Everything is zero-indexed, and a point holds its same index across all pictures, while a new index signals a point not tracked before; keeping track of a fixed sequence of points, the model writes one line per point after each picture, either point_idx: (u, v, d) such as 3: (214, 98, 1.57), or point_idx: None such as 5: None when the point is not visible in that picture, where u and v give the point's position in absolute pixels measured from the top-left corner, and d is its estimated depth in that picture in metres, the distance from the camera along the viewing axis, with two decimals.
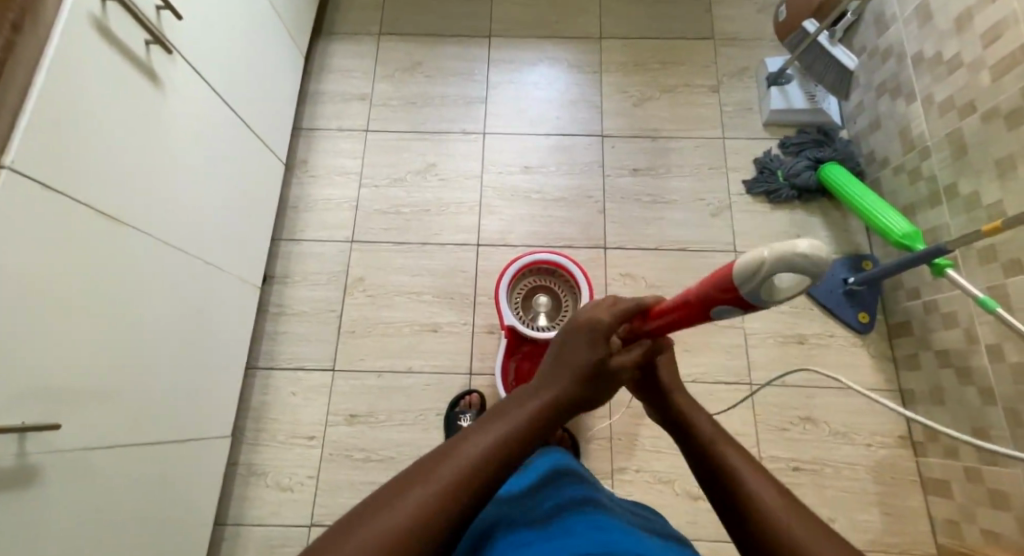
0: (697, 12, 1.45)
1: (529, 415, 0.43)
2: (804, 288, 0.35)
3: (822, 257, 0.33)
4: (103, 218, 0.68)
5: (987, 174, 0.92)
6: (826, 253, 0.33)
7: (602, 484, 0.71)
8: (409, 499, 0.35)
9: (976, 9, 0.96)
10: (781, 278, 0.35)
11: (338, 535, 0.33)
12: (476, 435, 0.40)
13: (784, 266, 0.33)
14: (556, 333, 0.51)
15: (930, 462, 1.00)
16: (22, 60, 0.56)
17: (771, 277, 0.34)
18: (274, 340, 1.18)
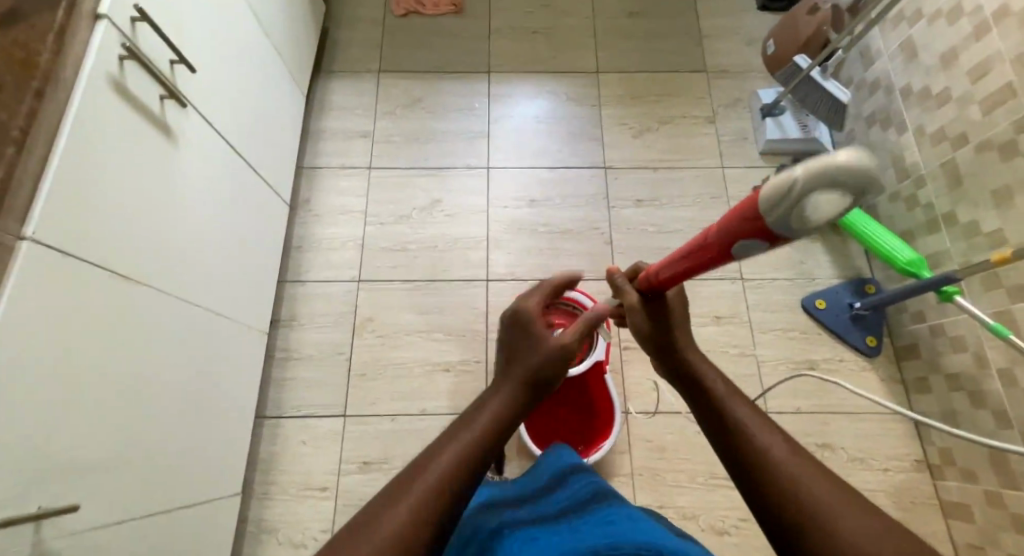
0: (689, 46, 1.49)
1: (489, 413, 0.41)
2: (840, 213, 0.30)
3: (866, 168, 0.28)
4: (125, 282, 0.66)
5: (984, 203, 0.95)
6: (871, 166, 0.28)
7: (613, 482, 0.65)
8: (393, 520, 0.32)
9: (962, 46, 1.00)
10: (812, 203, 0.29)
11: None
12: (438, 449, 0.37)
13: (820, 184, 0.28)
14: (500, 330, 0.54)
15: (948, 486, 1.02)
16: (44, 126, 0.55)
17: (804, 199, 0.29)
18: (281, 387, 1.14)
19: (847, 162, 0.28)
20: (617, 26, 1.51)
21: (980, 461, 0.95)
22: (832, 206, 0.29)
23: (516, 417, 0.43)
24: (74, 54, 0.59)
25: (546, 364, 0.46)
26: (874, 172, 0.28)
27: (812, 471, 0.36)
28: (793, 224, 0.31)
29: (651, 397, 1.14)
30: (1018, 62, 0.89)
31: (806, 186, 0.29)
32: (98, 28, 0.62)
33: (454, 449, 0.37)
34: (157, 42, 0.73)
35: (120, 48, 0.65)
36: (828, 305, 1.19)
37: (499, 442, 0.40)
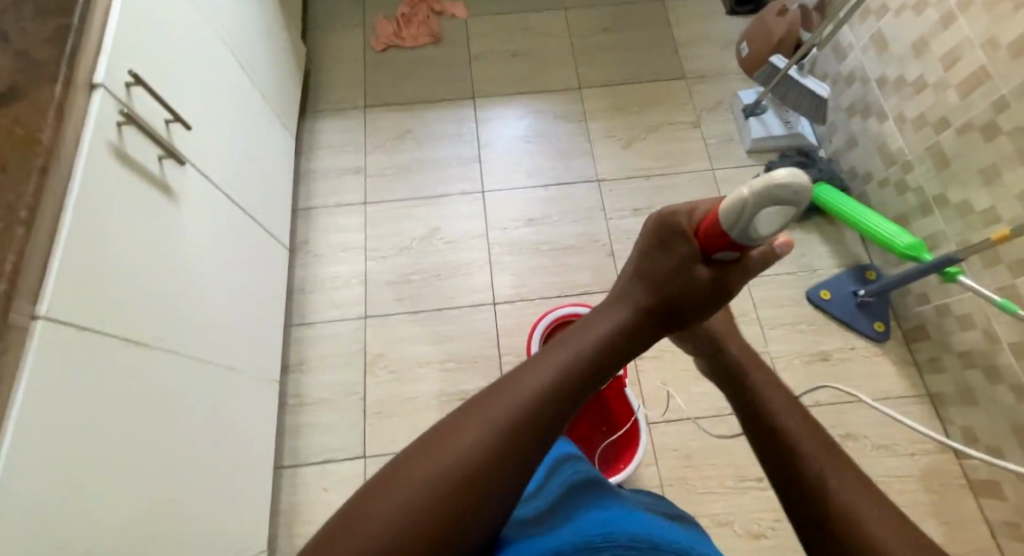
0: (665, 55, 1.52)
1: (578, 344, 0.38)
2: (790, 219, 0.33)
3: (805, 186, 0.31)
4: (138, 348, 0.65)
5: (974, 183, 0.97)
6: (808, 185, 0.30)
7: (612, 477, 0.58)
8: (461, 443, 0.31)
9: (931, 35, 1.03)
10: (762, 214, 0.33)
11: (388, 476, 0.30)
12: (514, 382, 0.34)
13: (767, 202, 0.31)
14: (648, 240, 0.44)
15: (974, 464, 1.05)
16: (50, 202, 0.54)
17: (755, 213, 0.33)
18: (296, 434, 1.12)
19: (787, 179, 0.31)
20: (593, 42, 1.54)
21: (1004, 438, 0.98)
22: (779, 216, 0.33)
23: (623, 353, 0.39)
24: (73, 125, 0.59)
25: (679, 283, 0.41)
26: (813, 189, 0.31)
27: (867, 497, 0.31)
28: (755, 231, 0.34)
29: (671, 405, 1.13)
30: (989, 46, 0.92)
31: (754, 202, 0.32)
32: (94, 97, 0.62)
33: (526, 387, 0.34)
34: (151, 103, 0.73)
35: (117, 114, 0.65)
36: (833, 294, 1.21)
37: (593, 382, 0.37)
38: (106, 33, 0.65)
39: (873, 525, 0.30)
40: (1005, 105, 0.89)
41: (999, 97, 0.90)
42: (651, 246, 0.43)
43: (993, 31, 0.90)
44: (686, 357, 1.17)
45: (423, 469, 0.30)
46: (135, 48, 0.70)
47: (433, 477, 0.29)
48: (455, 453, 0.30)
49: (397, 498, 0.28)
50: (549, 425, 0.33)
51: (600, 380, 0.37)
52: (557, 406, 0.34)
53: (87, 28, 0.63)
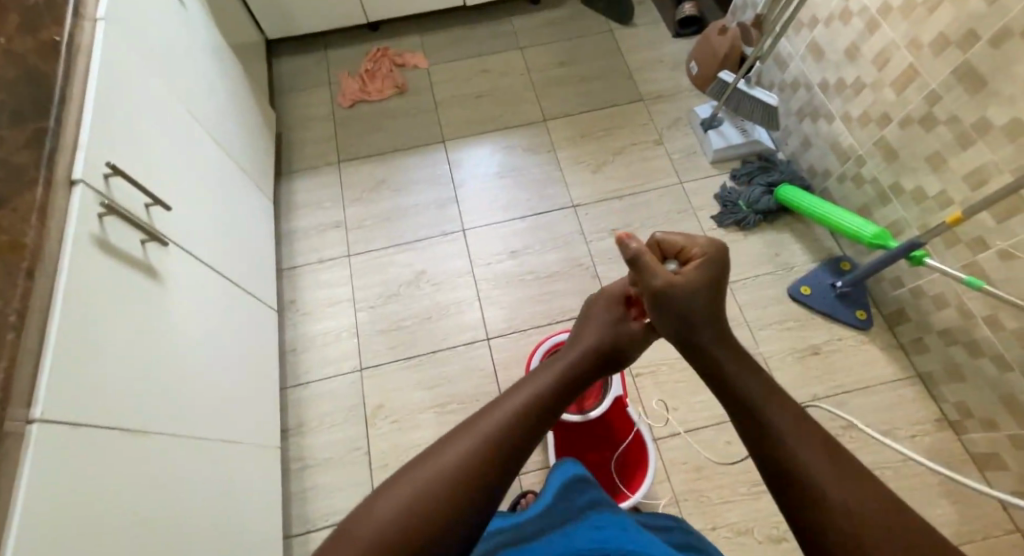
0: (621, 80, 1.59)
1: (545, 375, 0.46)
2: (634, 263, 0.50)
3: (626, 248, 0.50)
4: (136, 436, 0.64)
5: (923, 170, 1.03)
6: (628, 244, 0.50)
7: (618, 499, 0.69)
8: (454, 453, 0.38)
9: (860, 40, 1.10)
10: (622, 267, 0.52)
11: (394, 481, 0.37)
12: (498, 404, 0.42)
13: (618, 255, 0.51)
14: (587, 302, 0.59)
15: (973, 439, 1.09)
16: (37, 305, 0.55)
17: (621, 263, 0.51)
18: (304, 499, 1.09)
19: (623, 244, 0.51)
20: (552, 76, 1.61)
21: (997, 410, 1.02)
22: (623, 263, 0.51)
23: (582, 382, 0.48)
24: (55, 225, 0.60)
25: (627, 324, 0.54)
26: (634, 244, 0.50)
27: (817, 453, 0.35)
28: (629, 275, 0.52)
29: (675, 418, 1.14)
30: (913, 46, 0.99)
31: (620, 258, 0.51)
32: (75, 192, 0.64)
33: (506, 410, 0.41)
34: (129, 190, 0.75)
35: (98, 206, 0.67)
36: (813, 289, 1.26)
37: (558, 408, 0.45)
38: (80, 132, 0.67)
39: (826, 484, 0.33)
40: (938, 97, 0.96)
41: (930, 91, 0.97)
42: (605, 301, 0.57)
43: (914, 32, 0.98)
44: (682, 368, 1.19)
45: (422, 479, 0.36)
46: (109, 139, 0.72)
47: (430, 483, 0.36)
48: (450, 461, 0.37)
49: (404, 494, 0.35)
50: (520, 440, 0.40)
51: (560, 409, 0.45)
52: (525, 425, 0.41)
53: (63, 129, 0.65)
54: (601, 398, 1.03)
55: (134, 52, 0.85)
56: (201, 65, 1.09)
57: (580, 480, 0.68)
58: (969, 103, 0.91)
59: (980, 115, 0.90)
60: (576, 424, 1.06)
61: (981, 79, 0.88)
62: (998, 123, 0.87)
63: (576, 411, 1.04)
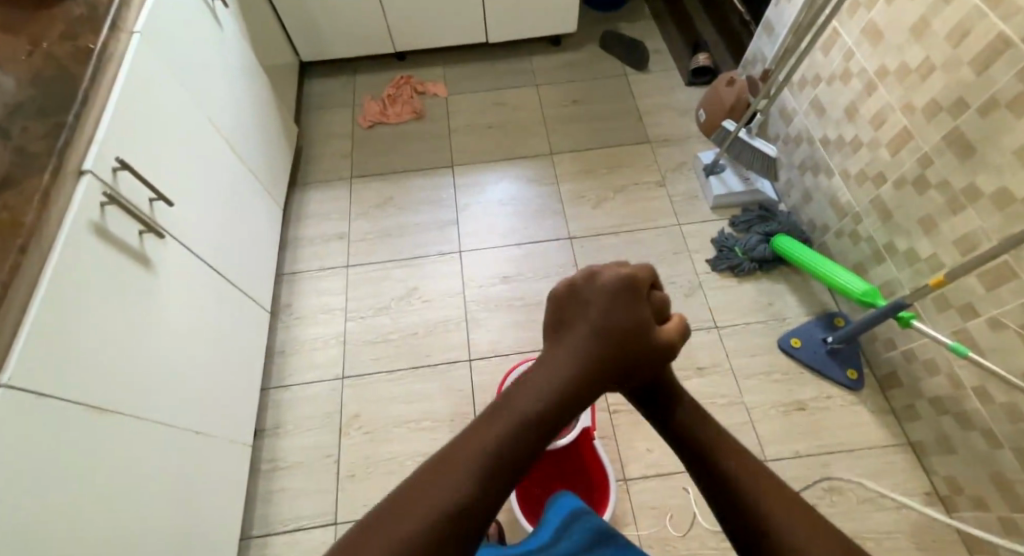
0: (631, 122, 1.63)
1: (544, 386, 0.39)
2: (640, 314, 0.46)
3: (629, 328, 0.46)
4: (103, 414, 0.67)
5: (915, 232, 1.02)
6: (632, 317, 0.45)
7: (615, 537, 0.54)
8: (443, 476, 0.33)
9: (859, 101, 1.12)
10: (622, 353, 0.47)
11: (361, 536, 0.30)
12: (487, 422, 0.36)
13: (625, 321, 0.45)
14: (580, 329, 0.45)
15: (963, 517, 1.03)
16: (25, 278, 0.59)
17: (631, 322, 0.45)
18: (269, 502, 1.10)
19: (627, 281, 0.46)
20: (564, 113, 1.67)
21: (987, 488, 0.97)
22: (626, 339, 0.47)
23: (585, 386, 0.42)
24: (56, 207, 0.65)
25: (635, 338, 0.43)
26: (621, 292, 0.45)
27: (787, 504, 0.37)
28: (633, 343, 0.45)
29: (649, 460, 1.12)
30: (908, 109, 0.99)
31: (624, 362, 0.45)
32: (81, 182, 0.69)
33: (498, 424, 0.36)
34: (136, 184, 0.80)
35: (102, 196, 0.71)
36: (804, 343, 1.23)
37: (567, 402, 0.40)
38: (97, 128, 0.73)
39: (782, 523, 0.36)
40: (930, 161, 0.96)
41: (923, 154, 0.97)
42: (613, 293, 0.44)
43: (908, 96, 0.99)
44: None
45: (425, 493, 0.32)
46: (126, 137, 0.78)
47: (429, 517, 0.30)
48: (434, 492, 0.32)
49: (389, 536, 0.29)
50: (518, 458, 0.35)
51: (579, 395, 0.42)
52: (528, 439, 0.36)
53: (81, 125, 0.71)
54: (569, 428, 1.03)
55: (164, 61, 0.91)
56: (230, 78, 1.17)
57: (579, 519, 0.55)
58: (959, 169, 0.90)
59: (969, 181, 0.89)
60: (543, 454, 1.05)
61: (971, 146, 0.88)
62: (987, 190, 0.86)
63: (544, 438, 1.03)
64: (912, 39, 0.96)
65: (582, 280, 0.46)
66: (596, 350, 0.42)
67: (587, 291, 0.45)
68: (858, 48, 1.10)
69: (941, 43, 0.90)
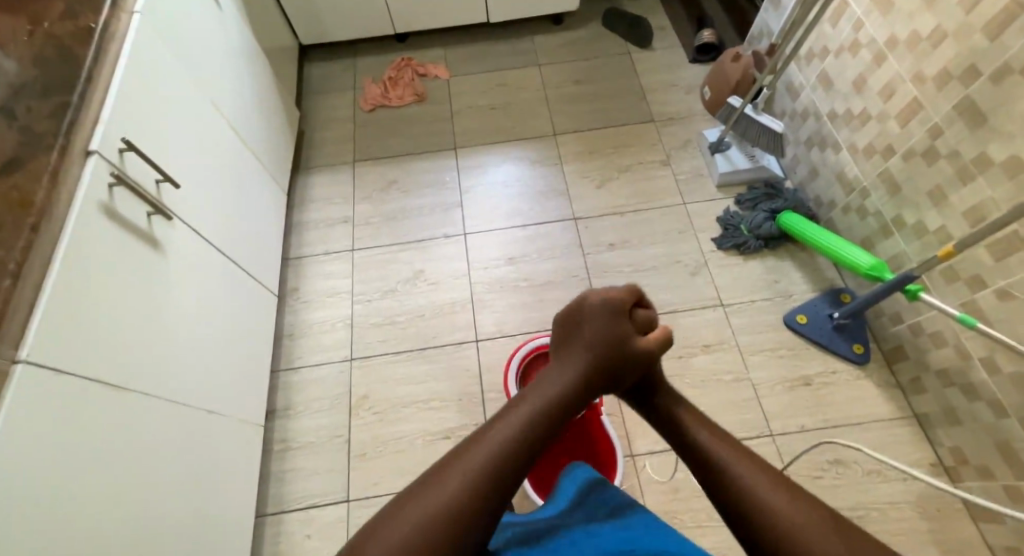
0: (634, 101, 1.62)
1: (539, 397, 0.47)
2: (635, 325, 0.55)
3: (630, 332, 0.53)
4: (118, 391, 0.68)
5: (924, 204, 1.01)
6: (622, 320, 0.53)
7: (602, 482, 0.58)
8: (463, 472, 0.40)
9: (868, 73, 1.10)
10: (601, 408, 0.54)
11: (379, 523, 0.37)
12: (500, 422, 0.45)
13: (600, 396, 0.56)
14: (584, 326, 0.54)
15: (968, 487, 1.04)
16: (39, 256, 0.59)
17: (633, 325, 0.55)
18: (281, 481, 1.12)
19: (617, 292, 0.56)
20: (567, 93, 1.65)
21: (992, 457, 0.98)
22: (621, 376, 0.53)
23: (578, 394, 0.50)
24: (65, 188, 0.65)
25: (617, 346, 0.52)
26: (602, 305, 0.54)
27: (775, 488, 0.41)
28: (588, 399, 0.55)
29: (655, 436, 1.13)
30: (918, 79, 0.98)
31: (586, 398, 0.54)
32: (89, 163, 0.68)
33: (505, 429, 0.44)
34: (142, 166, 0.80)
35: (109, 176, 0.71)
36: (809, 319, 1.23)
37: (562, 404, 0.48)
38: (102, 110, 0.73)
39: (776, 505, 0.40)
40: (939, 131, 0.95)
41: (933, 125, 0.96)
42: (600, 310, 0.54)
43: (918, 66, 0.97)
44: None
45: (429, 500, 0.38)
46: (131, 118, 0.78)
47: (471, 477, 0.40)
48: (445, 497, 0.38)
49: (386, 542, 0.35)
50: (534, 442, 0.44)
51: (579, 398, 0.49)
52: (540, 425, 0.45)
53: (86, 105, 0.71)
54: None
55: (165, 42, 0.91)
56: (231, 61, 1.16)
57: (578, 486, 0.58)
58: (969, 138, 0.90)
59: (979, 151, 0.88)
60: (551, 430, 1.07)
61: (982, 115, 0.87)
62: (998, 159, 0.85)
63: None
64: (923, 7, 0.95)
65: (581, 302, 0.56)
66: (587, 362, 0.51)
67: (579, 313, 0.55)
68: (867, 18, 1.08)
69: (954, 10, 0.89)
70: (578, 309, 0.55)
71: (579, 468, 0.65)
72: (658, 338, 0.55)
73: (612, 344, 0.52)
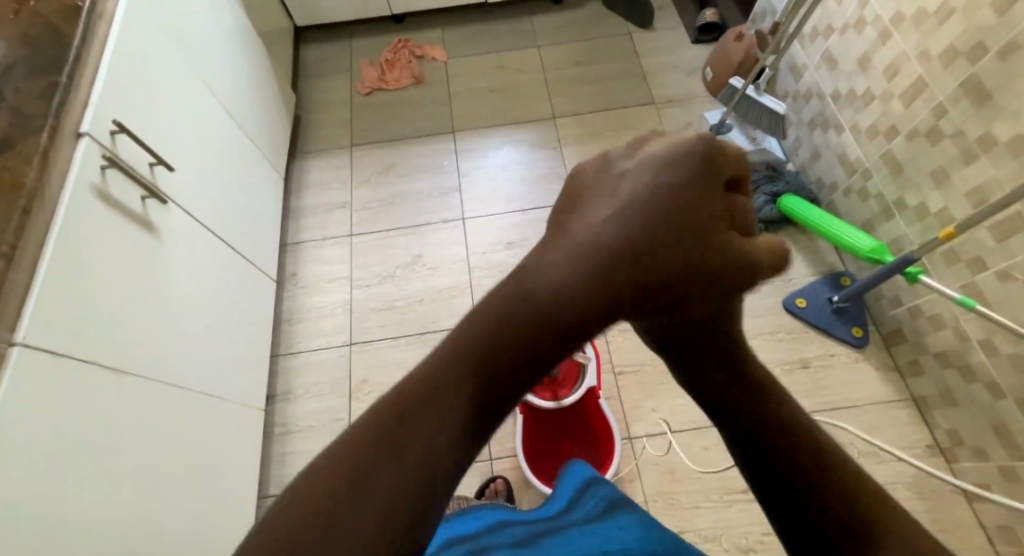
0: (635, 83, 1.59)
1: (521, 308, 0.24)
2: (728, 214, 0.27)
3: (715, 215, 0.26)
4: (115, 374, 0.69)
5: (926, 186, 1.00)
6: (711, 190, 0.26)
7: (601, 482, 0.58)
8: (386, 442, 0.20)
9: (873, 51, 1.08)
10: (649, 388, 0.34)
11: None
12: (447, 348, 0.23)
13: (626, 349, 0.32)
14: (626, 196, 0.26)
15: (963, 468, 1.05)
16: (32, 239, 0.59)
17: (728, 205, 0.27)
18: (283, 464, 1.13)
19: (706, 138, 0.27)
20: (566, 75, 1.63)
21: (988, 438, 0.98)
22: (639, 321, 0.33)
23: (594, 313, 0.25)
24: (57, 170, 0.65)
25: (695, 239, 0.25)
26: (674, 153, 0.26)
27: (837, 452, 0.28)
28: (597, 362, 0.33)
29: (653, 419, 1.14)
30: (923, 57, 0.96)
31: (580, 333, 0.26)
32: (80, 144, 0.68)
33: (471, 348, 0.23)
34: (135, 149, 0.79)
35: (101, 158, 0.71)
36: (809, 302, 1.23)
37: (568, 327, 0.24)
38: (92, 91, 0.72)
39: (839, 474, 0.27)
40: (944, 111, 0.93)
41: (938, 104, 0.95)
42: (676, 166, 0.26)
43: (924, 43, 0.96)
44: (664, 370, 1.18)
45: (320, 494, 0.19)
46: (120, 99, 0.77)
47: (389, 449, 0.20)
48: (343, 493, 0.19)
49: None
50: (519, 369, 0.24)
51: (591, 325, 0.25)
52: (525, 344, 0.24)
53: (75, 85, 0.70)
54: (575, 389, 1.05)
55: (156, 22, 0.89)
56: (224, 42, 1.15)
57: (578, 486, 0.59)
58: (975, 117, 0.88)
59: (984, 130, 0.87)
60: (549, 413, 1.07)
61: (987, 93, 0.85)
62: (1002, 138, 0.84)
63: (550, 397, 1.07)
64: None
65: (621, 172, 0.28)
66: (626, 248, 0.25)
67: (615, 173, 0.27)
68: None
69: None
70: (615, 168, 0.27)
71: (579, 467, 0.65)
72: (767, 242, 0.28)
73: (680, 217, 0.25)
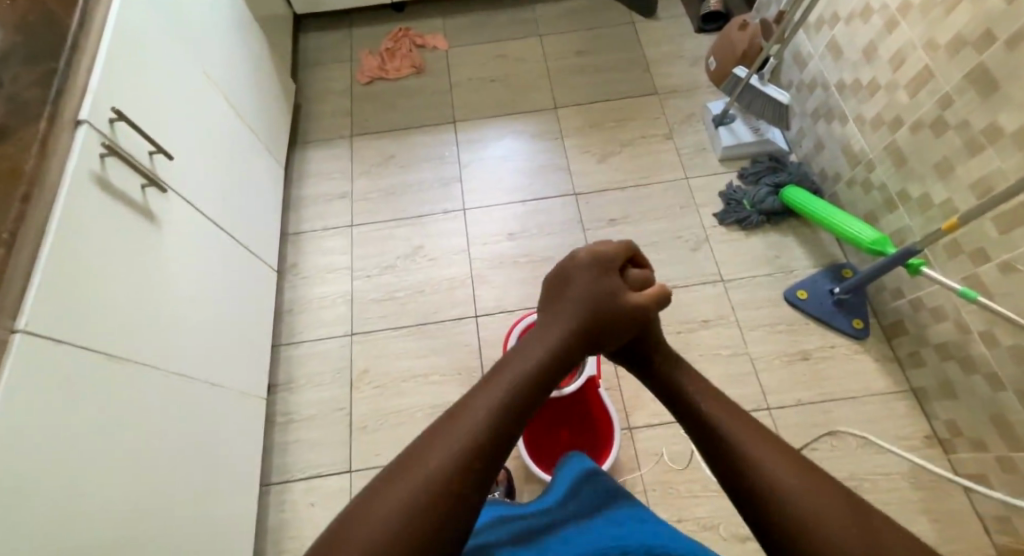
0: (638, 73, 1.58)
1: (517, 364, 0.43)
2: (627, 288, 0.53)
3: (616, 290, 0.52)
4: (115, 362, 0.69)
5: (930, 177, 0.99)
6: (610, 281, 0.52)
7: (600, 476, 0.58)
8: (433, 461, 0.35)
9: (879, 40, 1.07)
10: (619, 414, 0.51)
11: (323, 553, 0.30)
12: (467, 405, 0.39)
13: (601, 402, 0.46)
14: (575, 283, 0.52)
15: (961, 459, 1.05)
16: (32, 226, 0.59)
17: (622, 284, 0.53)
18: (285, 452, 1.14)
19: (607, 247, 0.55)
20: (568, 64, 1.61)
21: (986, 430, 0.98)
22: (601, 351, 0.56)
23: (561, 356, 0.46)
24: (56, 158, 0.64)
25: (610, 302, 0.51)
26: (587, 261, 0.53)
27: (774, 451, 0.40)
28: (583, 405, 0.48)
29: (652, 410, 1.14)
30: (930, 46, 0.95)
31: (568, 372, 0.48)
32: (79, 132, 0.68)
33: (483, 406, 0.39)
34: (134, 137, 0.79)
35: (100, 145, 0.71)
36: (810, 294, 1.23)
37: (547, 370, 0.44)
38: (90, 78, 0.72)
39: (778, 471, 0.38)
40: (950, 101, 0.92)
41: (943, 94, 0.94)
42: (590, 267, 0.53)
43: (931, 32, 0.94)
44: None
45: (390, 497, 0.33)
46: (119, 87, 0.76)
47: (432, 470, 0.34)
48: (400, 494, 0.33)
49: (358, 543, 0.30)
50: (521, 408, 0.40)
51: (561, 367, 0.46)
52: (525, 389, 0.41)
53: (72, 72, 0.69)
54: (575, 378, 1.04)
55: (154, 9, 0.88)
56: (223, 29, 1.14)
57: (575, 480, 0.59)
58: (981, 107, 0.87)
59: (990, 120, 0.86)
60: (549, 403, 1.08)
61: (994, 82, 0.84)
62: (1008, 129, 0.83)
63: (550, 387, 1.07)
64: None
65: (567, 260, 0.55)
66: (577, 317, 0.50)
67: (570, 271, 0.53)
68: None
69: None
70: (568, 268, 0.54)
71: (577, 460, 0.65)
72: (652, 293, 0.54)
73: (602, 300, 0.51)
